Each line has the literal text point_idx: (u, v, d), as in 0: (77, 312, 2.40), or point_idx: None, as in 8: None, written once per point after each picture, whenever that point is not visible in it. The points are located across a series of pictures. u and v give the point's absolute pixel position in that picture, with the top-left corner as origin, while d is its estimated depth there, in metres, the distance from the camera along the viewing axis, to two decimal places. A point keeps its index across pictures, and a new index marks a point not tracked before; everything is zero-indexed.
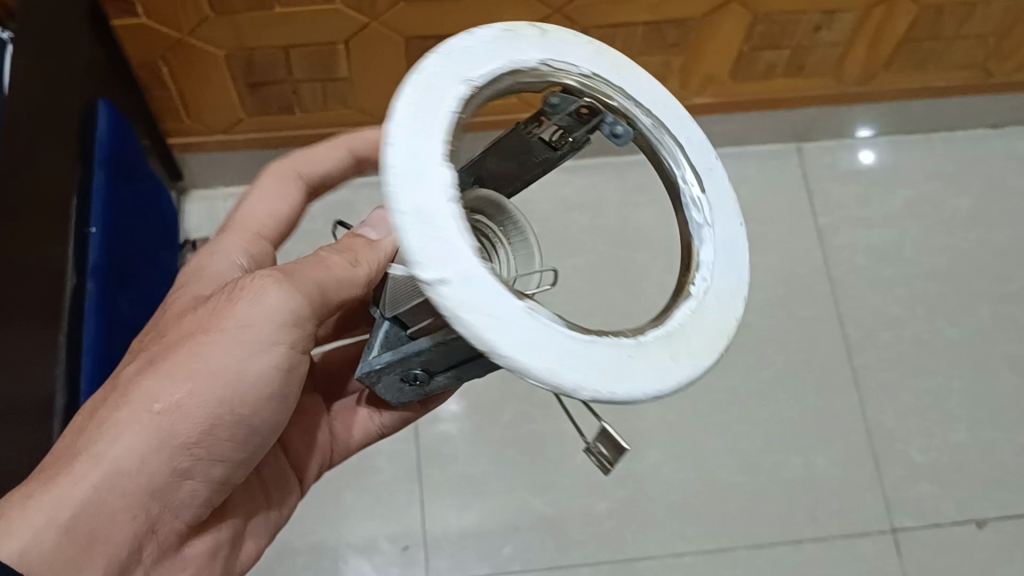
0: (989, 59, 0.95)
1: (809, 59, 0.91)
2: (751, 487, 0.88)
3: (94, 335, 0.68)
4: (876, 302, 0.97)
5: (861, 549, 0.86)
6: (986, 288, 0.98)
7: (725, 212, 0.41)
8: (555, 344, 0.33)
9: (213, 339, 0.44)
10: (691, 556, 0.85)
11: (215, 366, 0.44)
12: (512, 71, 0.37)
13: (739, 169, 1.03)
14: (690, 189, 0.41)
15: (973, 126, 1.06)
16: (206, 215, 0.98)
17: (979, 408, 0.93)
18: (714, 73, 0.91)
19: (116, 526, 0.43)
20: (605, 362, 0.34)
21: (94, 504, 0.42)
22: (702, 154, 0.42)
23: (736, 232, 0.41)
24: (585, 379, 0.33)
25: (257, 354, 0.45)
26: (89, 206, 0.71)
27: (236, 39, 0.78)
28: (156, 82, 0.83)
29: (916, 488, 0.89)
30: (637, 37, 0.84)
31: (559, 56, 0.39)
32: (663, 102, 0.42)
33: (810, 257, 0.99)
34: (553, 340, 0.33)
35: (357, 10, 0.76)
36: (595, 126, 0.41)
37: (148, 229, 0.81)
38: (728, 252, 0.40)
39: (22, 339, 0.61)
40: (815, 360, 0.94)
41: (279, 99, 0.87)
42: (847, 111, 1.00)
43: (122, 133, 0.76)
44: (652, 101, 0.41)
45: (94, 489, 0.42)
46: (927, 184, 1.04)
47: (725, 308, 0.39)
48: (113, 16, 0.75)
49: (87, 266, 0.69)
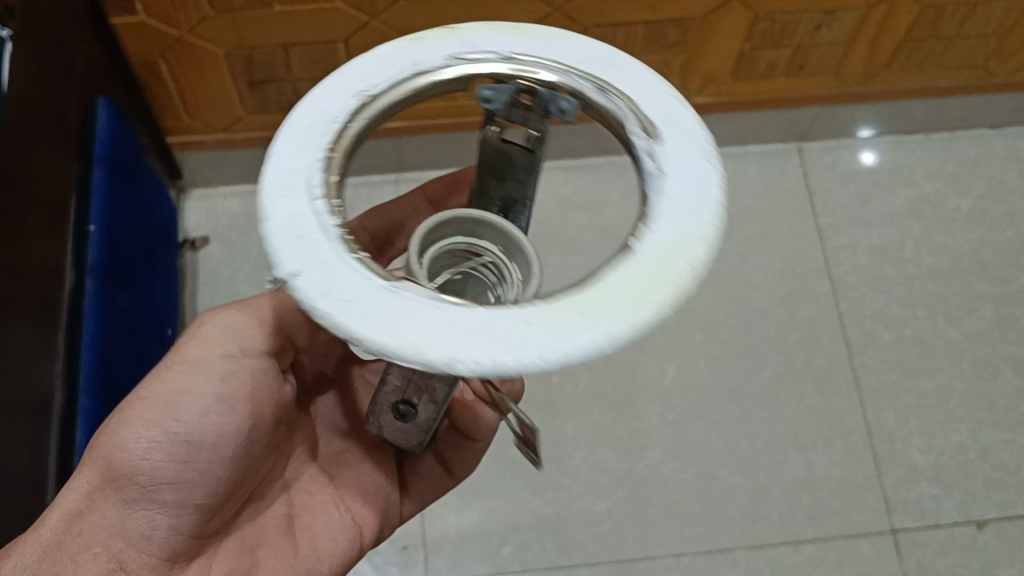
0: (989, 59, 0.95)
1: (810, 58, 0.90)
2: (751, 488, 0.88)
3: (93, 333, 0.67)
4: (877, 303, 0.97)
5: (861, 550, 0.86)
6: (987, 288, 0.98)
7: (681, 134, 0.38)
8: (437, 321, 0.32)
9: (156, 378, 0.48)
10: (691, 557, 0.85)
11: (152, 391, 0.47)
12: (414, 73, 0.39)
13: (740, 169, 1.03)
14: (631, 128, 0.38)
15: (974, 126, 1.06)
16: (206, 214, 0.98)
17: (980, 409, 0.92)
18: (714, 73, 0.91)
19: (81, 555, 0.44)
20: (507, 330, 0.33)
21: (54, 532, 0.44)
22: (631, 73, 0.40)
23: (692, 146, 0.38)
24: (476, 353, 0.32)
25: (198, 381, 0.48)
26: (89, 205, 0.71)
27: (236, 37, 0.78)
28: (156, 80, 0.83)
29: (916, 489, 0.88)
30: (638, 36, 0.84)
31: (472, 47, 0.40)
32: (601, 60, 0.40)
33: (811, 258, 0.99)
34: (433, 319, 0.32)
35: (357, 8, 0.76)
36: (543, 110, 0.41)
37: (148, 227, 0.81)
38: (693, 172, 0.37)
39: (20, 336, 0.61)
40: (816, 361, 0.93)
41: (278, 98, 0.87)
42: (848, 111, 1.00)
43: (122, 133, 0.76)
44: (585, 61, 0.40)
45: (55, 522, 0.44)
46: (928, 184, 1.03)
47: (680, 229, 0.36)
48: (113, 13, 0.74)
49: (86, 265, 0.69)
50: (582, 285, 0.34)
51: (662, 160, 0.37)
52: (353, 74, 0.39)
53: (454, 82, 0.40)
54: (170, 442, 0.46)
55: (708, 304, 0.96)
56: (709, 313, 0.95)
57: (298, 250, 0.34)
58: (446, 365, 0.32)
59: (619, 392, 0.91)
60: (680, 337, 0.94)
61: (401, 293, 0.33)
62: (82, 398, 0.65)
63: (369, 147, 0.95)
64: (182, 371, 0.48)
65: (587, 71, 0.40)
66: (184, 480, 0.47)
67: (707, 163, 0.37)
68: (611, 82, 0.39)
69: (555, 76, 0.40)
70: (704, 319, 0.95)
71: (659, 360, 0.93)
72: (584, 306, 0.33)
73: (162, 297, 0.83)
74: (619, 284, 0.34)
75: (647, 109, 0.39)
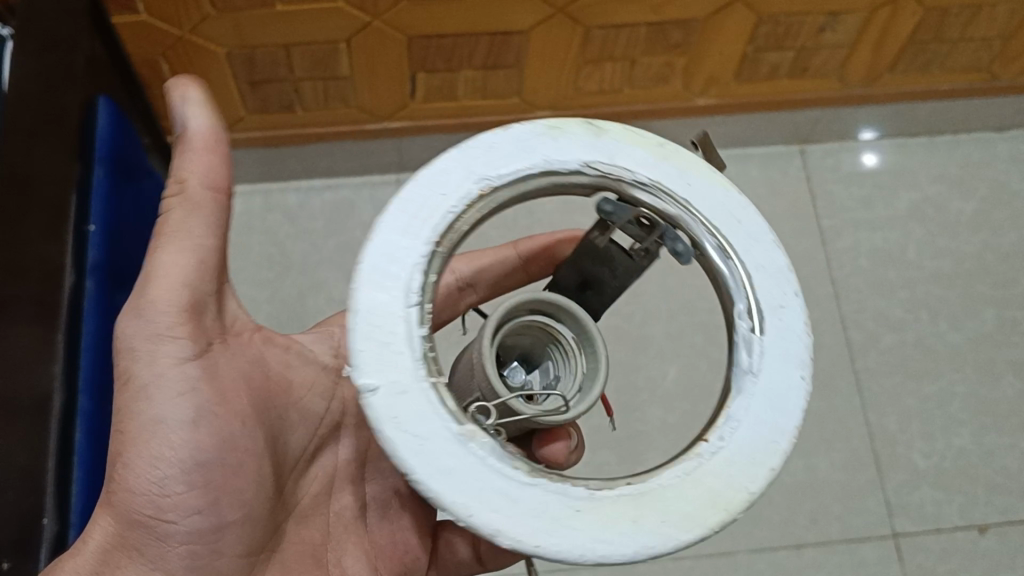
0: (993, 63, 0.95)
1: (813, 60, 0.90)
2: (752, 490, 0.87)
3: (94, 330, 0.65)
4: (879, 306, 0.96)
5: (861, 554, 0.85)
6: (989, 292, 0.98)
7: (784, 330, 0.41)
8: (485, 479, 0.35)
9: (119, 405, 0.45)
10: (692, 560, 0.84)
11: (128, 424, 0.45)
12: (541, 169, 0.41)
13: (742, 170, 1.03)
14: (739, 307, 0.41)
15: (977, 129, 1.06)
16: None
17: (981, 413, 0.92)
18: (717, 74, 0.90)
19: None
20: (553, 509, 0.36)
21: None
22: (765, 254, 0.42)
23: (796, 353, 0.40)
24: (517, 531, 0.35)
25: (165, 395, 0.45)
26: (89, 203, 0.67)
27: (237, 37, 0.78)
28: (156, 79, 0.83)
29: (917, 493, 0.88)
30: (642, 38, 0.83)
31: (610, 159, 0.42)
32: (734, 218, 0.42)
33: (813, 260, 0.98)
34: (484, 477, 0.35)
35: (360, 9, 0.75)
36: (658, 238, 0.44)
37: (148, 226, 0.80)
38: (781, 384, 0.40)
39: (14, 335, 0.61)
40: (817, 363, 0.93)
41: (280, 98, 0.87)
42: (851, 113, 1.00)
43: (121, 131, 0.74)
44: (717, 212, 0.42)
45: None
46: (931, 187, 1.03)
47: (758, 450, 0.39)
48: (113, 13, 0.74)
49: (86, 264, 0.66)
50: (644, 491, 0.37)
51: (761, 359, 0.40)
52: (480, 156, 0.40)
53: (581, 184, 0.42)
54: (180, 471, 0.45)
55: (709, 307, 0.95)
56: (710, 316, 0.95)
57: (380, 363, 0.37)
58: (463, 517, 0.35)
59: (620, 395, 0.91)
60: (681, 339, 0.94)
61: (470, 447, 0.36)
62: (82, 398, 0.62)
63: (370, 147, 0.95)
64: (148, 394, 0.45)
65: (713, 225, 0.42)
66: (209, 501, 0.46)
67: (802, 381, 0.40)
68: (735, 246, 0.42)
69: (656, 203, 0.43)
70: (706, 322, 0.94)
71: (662, 363, 0.92)
72: (639, 514, 0.37)
73: None
74: (662, 513, 0.37)
75: (726, 231, 0.42)
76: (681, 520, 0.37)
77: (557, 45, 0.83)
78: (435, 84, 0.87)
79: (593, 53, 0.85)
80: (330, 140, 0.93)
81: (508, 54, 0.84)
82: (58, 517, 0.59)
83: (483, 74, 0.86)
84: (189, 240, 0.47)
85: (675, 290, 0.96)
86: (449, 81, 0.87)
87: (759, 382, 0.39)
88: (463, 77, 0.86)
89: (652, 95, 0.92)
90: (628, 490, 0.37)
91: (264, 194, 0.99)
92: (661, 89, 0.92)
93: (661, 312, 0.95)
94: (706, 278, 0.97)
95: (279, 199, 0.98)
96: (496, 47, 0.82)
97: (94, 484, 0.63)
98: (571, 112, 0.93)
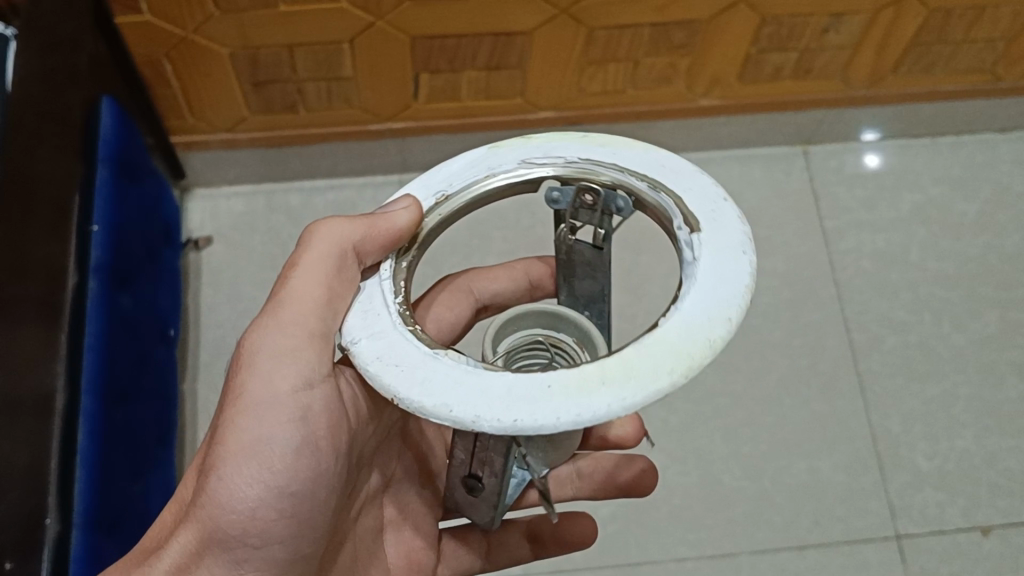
0: (997, 64, 0.95)
1: (816, 61, 0.90)
2: (755, 492, 0.87)
3: (97, 334, 0.67)
4: (882, 307, 0.96)
5: (864, 556, 0.85)
6: (993, 293, 0.98)
7: (722, 223, 0.40)
8: (470, 394, 0.37)
9: (234, 420, 0.47)
10: (694, 562, 0.84)
11: (237, 439, 0.47)
12: (488, 177, 0.45)
13: (744, 172, 1.03)
14: (677, 221, 0.41)
15: (981, 130, 1.06)
16: (210, 214, 0.98)
17: (985, 414, 0.92)
18: (721, 75, 0.90)
19: None
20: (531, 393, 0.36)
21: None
22: (691, 179, 0.42)
23: (734, 234, 0.40)
24: (496, 412, 0.36)
25: (282, 423, 0.48)
26: (92, 204, 0.71)
27: (241, 38, 0.78)
28: (159, 80, 0.83)
29: (920, 494, 0.88)
30: (644, 38, 0.83)
31: (544, 153, 0.45)
32: (660, 164, 0.43)
33: (816, 261, 0.98)
34: (470, 392, 0.37)
35: (363, 9, 0.75)
36: (603, 210, 0.46)
37: (150, 228, 0.80)
38: (729, 267, 0.39)
39: (22, 337, 0.61)
40: (820, 365, 0.93)
41: (283, 98, 0.87)
42: (854, 115, 1.00)
43: (129, 132, 0.75)
44: (644, 164, 0.43)
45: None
46: (935, 189, 1.03)
47: (711, 308, 0.38)
48: (117, 13, 0.74)
49: (90, 264, 0.68)
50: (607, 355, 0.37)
51: (700, 250, 0.39)
52: (439, 176, 0.46)
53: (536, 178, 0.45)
54: (273, 496, 0.47)
55: None
56: None
57: (376, 335, 0.40)
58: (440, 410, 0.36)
59: None
60: None
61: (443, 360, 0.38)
62: (86, 399, 0.64)
63: (373, 147, 0.95)
64: (264, 416, 0.47)
65: (637, 172, 0.43)
66: (291, 532, 0.49)
67: (746, 257, 0.39)
68: (665, 182, 0.43)
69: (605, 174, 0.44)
70: None
71: None
72: (606, 373, 0.36)
73: (165, 299, 0.82)
74: (656, 358, 0.36)
75: (692, 208, 0.41)
76: (644, 374, 0.36)
77: (560, 45, 0.83)
78: (438, 85, 0.87)
79: (596, 54, 0.85)
80: (333, 141, 0.93)
81: (511, 54, 0.84)
82: (61, 518, 0.61)
83: (486, 74, 0.86)
84: (318, 272, 0.47)
85: None
86: (452, 82, 0.87)
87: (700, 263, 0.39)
88: (466, 78, 0.86)
89: (656, 96, 0.92)
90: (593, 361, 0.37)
91: (267, 194, 0.99)
92: (665, 90, 0.92)
93: None
94: None
95: (282, 199, 0.98)
96: (499, 47, 0.82)
97: (97, 485, 0.64)
98: (573, 113, 0.93)
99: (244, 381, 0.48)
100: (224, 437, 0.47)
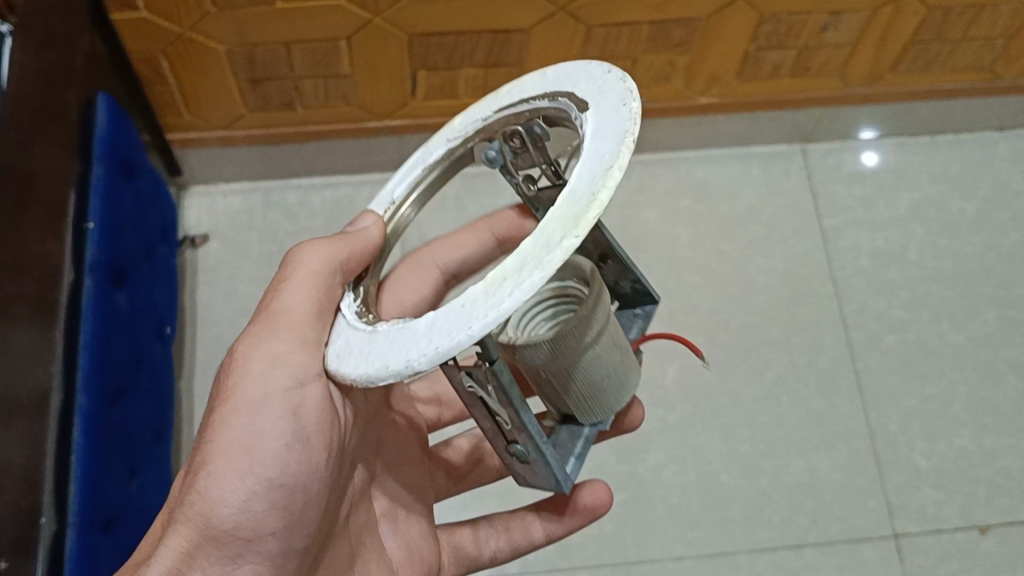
0: (996, 62, 0.95)
1: (815, 60, 0.90)
2: (752, 490, 0.87)
3: (93, 331, 0.66)
4: (880, 305, 0.96)
5: (862, 555, 0.85)
6: (991, 292, 0.97)
7: (608, 103, 0.42)
8: (404, 341, 0.40)
9: (223, 417, 0.46)
10: (692, 560, 0.84)
11: (226, 437, 0.46)
12: (425, 167, 0.52)
13: (742, 170, 1.03)
14: (577, 118, 0.44)
15: (979, 128, 1.06)
16: (207, 211, 0.98)
17: (983, 413, 0.92)
18: (719, 73, 0.90)
19: None
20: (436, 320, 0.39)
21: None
22: (581, 70, 0.45)
23: (614, 93, 0.42)
24: (424, 346, 0.38)
25: (273, 416, 0.46)
26: (87, 202, 0.70)
27: (238, 35, 0.77)
28: (156, 77, 0.82)
29: (918, 493, 0.88)
30: (642, 36, 0.83)
31: (463, 122, 0.51)
32: (550, 74, 0.46)
33: (814, 260, 0.98)
34: (402, 338, 0.40)
35: (361, 7, 0.75)
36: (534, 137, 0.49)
37: (146, 226, 0.80)
38: (613, 126, 0.41)
39: (13, 337, 0.61)
40: (818, 363, 0.93)
41: (280, 95, 0.87)
42: (853, 113, 1.00)
43: (125, 128, 0.75)
44: (541, 83, 0.47)
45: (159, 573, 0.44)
46: (933, 187, 1.03)
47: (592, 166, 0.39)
48: (113, 10, 0.74)
49: (85, 262, 0.68)
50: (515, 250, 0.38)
51: (588, 129, 0.41)
52: (381, 195, 0.53)
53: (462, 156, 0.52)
54: (264, 490, 0.45)
55: (711, 306, 0.95)
56: (712, 315, 0.95)
57: (339, 337, 0.46)
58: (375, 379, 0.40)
59: None
60: (682, 339, 0.94)
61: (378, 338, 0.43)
62: (81, 397, 0.64)
63: (371, 145, 0.95)
64: (253, 411, 0.46)
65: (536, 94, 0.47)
66: (284, 528, 0.47)
67: (630, 104, 0.41)
68: (557, 88, 0.46)
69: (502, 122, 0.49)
70: (707, 321, 0.94)
71: (663, 362, 0.93)
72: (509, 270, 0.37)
73: (161, 297, 0.82)
74: (549, 233, 0.37)
75: (582, 95, 0.44)
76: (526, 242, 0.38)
77: (559, 43, 0.82)
78: (436, 84, 0.87)
79: (595, 51, 0.84)
80: (329, 139, 0.93)
81: (509, 52, 0.83)
82: (57, 517, 0.60)
83: (484, 72, 0.86)
84: (306, 281, 0.49)
85: (676, 290, 0.96)
86: (450, 80, 0.87)
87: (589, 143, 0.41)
88: (464, 75, 0.86)
89: (654, 94, 0.92)
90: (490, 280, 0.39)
91: (265, 192, 0.98)
92: (663, 88, 0.92)
93: (662, 311, 0.95)
94: (707, 278, 0.97)
95: (280, 197, 0.98)
96: (497, 44, 0.82)
97: (93, 483, 0.64)
98: None
99: (237, 377, 0.47)
100: (213, 433, 0.46)
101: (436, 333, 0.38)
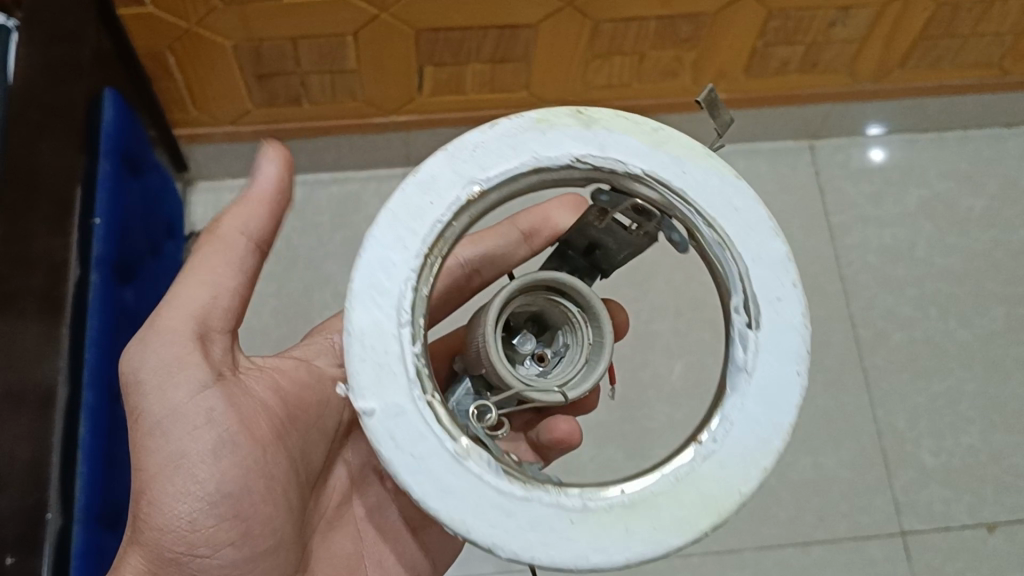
0: (1005, 58, 0.94)
1: (823, 55, 0.89)
2: (760, 488, 0.87)
3: (99, 327, 0.66)
4: (888, 302, 0.96)
5: (869, 553, 0.85)
6: (999, 290, 0.97)
7: (780, 322, 0.43)
8: (480, 500, 0.39)
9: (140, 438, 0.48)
10: (699, 558, 0.84)
11: (151, 461, 0.48)
12: (532, 170, 0.43)
13: (750, 165, 1.02)
14: (736, 301, 0.43)
15: (987, 125, 1.05)
16: (212, 207, 0.97)
17: (990, 410, 0.92)
18: (727, 69, 0.90)
19: None
20: (555, 525, 0.39)
21: None
22: (757, 244, 0.43)
23: (790, 344, 0.42)
24: (516, 544, 0.39)
25: (185, 429, 0.48)
26: (95, 198, 0.70)
27: (244, 30, 0.77)
28: (162, 72, 0.82)
29: (926, 491, 0.88)
30: (650, 32, 0.83)
31: (599, 152, 0.43)
32: (732, 207, 0.44)
33: (822, 256, 0.98)
34: (479, 496, 0.39)
35: (368, 3, 0.75)
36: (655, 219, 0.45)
37: (152, 222, 0.80)
38: (779, 387, 0.42)
39: (21, 332, 0.60)
40: (826, 360, 0.92)
41: (286, 91, 0.86)
42: (860, 109, 0.99)
43: (131, 125, 0.75)
44: (710, 202, 0.44)
45: None
46: (941, 184, 1.02)
47: (751, 449, 0.42)
48: (119, 5, 0.73)
49: (91, 258, 0.67)
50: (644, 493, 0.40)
51: (756, 356, 0.42)
52: (468, 159, 0.42)
53: (576, 176, 0.44)
54: (207, 505, 0.48)
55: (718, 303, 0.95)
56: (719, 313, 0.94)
57: (379, 381, 0.40)
58: (462, 532, 0.39)
59: (627, 392, 0.91)
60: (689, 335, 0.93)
61: (467, 466, 0.39)
62: (86, 394, 0.63)
63: (377, 140, 0.94)
64: (168, 429, 0.48)
65: (709, 215, 0.43)
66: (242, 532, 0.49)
67: (797, 374, 0.42)
68: (732, 239, 0.43)
69: (652, 193, 0.44)
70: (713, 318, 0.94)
71: (670, 359, 0.92)
72: (634, 518, 0.40)
73: (167, 292, 0.82)
74: (687, 509, 0.41)
75: (753, 280, 0.43)
76: (675, 526, 0.40)
77: (566, 39, 0.82)
78: (442, 79, 0.87)
79: (602, 47, 0.84)
80: (335, 133, 0.93)
81: (517, 47, 0.83)
82: (62, 511, 0.60)
83: (491, 67, 0.86)
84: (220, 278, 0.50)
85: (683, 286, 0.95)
86: (457, 75, 0.86)
87: (752, 380, 0.42)
88: (471, 71, 0.86)
89: (661, 89, 0.92)
90: (621, 498, 0.40)
91: None
92: (671, 83, 0.91)
93: (669, 307, 0.94)
94: None
95: None
96: (505, 40, 0.82)
97: (99, 478, 0.63)
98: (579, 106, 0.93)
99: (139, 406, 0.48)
100: (140, 459, 0.48)
101: (529, 528, 0.39)
